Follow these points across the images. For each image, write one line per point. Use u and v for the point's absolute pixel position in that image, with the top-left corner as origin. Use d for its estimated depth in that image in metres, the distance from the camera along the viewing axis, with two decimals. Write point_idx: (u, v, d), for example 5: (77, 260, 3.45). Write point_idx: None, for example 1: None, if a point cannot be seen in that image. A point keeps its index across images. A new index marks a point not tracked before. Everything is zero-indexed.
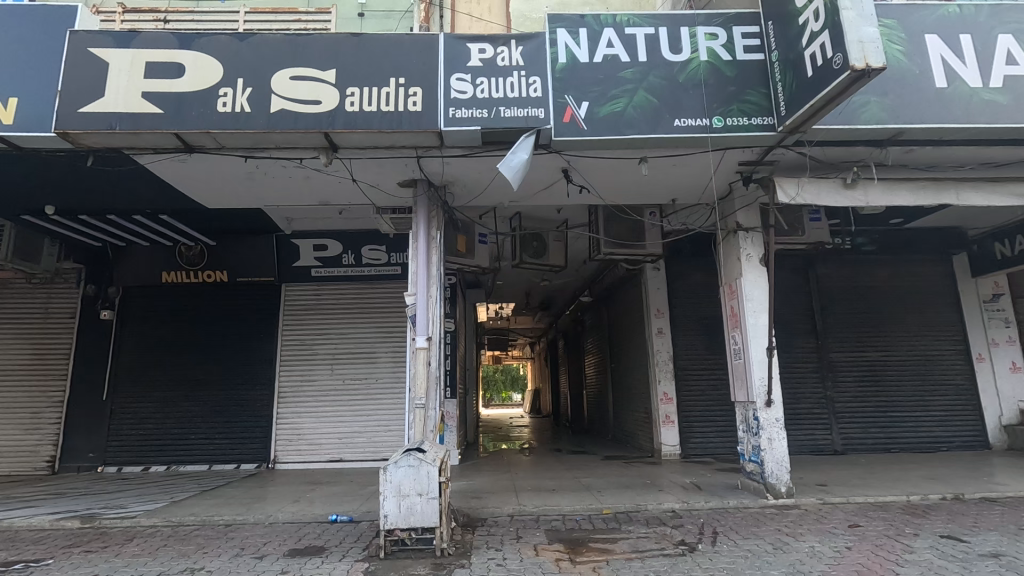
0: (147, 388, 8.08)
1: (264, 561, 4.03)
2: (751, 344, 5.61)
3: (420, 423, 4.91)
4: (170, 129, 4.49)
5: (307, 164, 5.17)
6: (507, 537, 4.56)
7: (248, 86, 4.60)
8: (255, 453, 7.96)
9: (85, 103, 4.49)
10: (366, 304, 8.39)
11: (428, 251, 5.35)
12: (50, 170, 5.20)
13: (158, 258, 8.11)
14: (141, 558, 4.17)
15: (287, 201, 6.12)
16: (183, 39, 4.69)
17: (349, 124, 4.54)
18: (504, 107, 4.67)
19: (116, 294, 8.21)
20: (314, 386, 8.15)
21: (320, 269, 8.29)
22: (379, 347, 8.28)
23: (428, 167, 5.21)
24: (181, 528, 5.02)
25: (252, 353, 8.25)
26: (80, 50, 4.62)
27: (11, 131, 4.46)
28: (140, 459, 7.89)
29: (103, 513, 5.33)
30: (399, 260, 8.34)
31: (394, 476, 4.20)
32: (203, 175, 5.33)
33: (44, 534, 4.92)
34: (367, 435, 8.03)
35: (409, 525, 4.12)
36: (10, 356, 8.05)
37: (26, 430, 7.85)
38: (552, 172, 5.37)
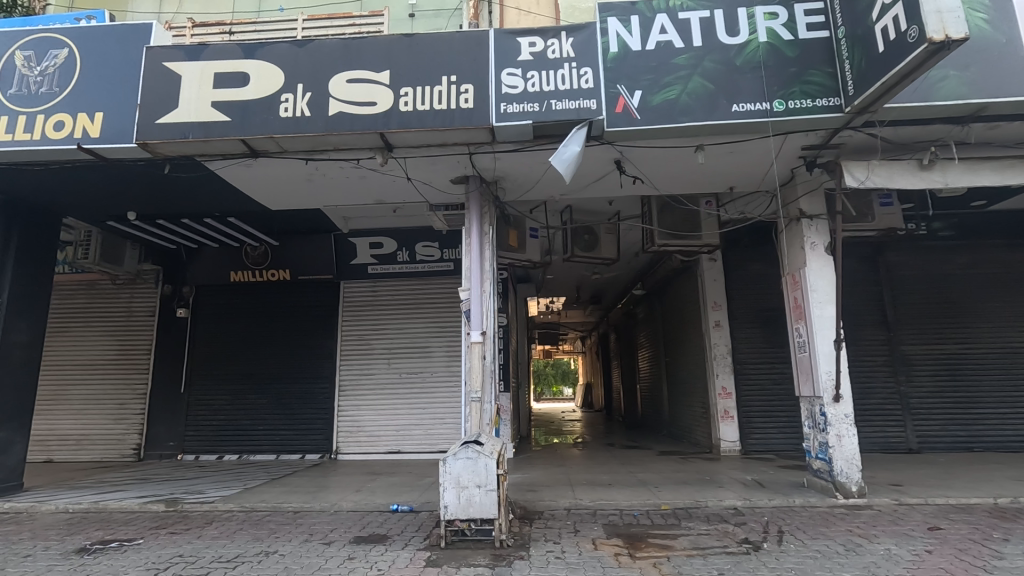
0: (219, 381, 8.57)
1: (331, 547, 4.21)
2: (817, 337, 5.37)
3: (477, 416, 4.99)
4: (238, 136, 4.73)
5: (363, 165, 5.32)
6: (565, 530, 4.57)
7: (308, 91, 4.77)
8: (318, 444, 8.31)
9: (162, 115, 4.79)
10: (421, 300, 8.57)
11: (480, 247, 5.38)
12: (132, 178, 5.58)
13: (226, 259, 8.59)
14: (220, 541, 4.44)
15: (345, 201, 6.33)
16: (247, 49, 4.92)
17: (403, 123, 4.64)
18: (555, 100, 4.65)
19: (190, 293, 8.74)
20: (372, 380, 8.42)
21: (376, 266, 8.53)
22: (433, 342, 8.44)
23: (480, 163, 5.27)
24: (253, 513, 5.31)
25: (314, 348, 8.59)
26: (155, 65, 4.93)
27: (97, 143, 4.83)
28: (215, 448, 8.40)
29: (184, 498, 5.71)
30: (451, 256, 8.47)
31: (453, 467, 4.28)
32: (268, 178, 5.59)
33: (134, 516, 5.32)
34: (423, 428, 8.21)
35: (469, 516, 4.20)
36: (99, 352, 8.71)
37: (114, 420, 8.48)
38: (605, 163, 5.31)
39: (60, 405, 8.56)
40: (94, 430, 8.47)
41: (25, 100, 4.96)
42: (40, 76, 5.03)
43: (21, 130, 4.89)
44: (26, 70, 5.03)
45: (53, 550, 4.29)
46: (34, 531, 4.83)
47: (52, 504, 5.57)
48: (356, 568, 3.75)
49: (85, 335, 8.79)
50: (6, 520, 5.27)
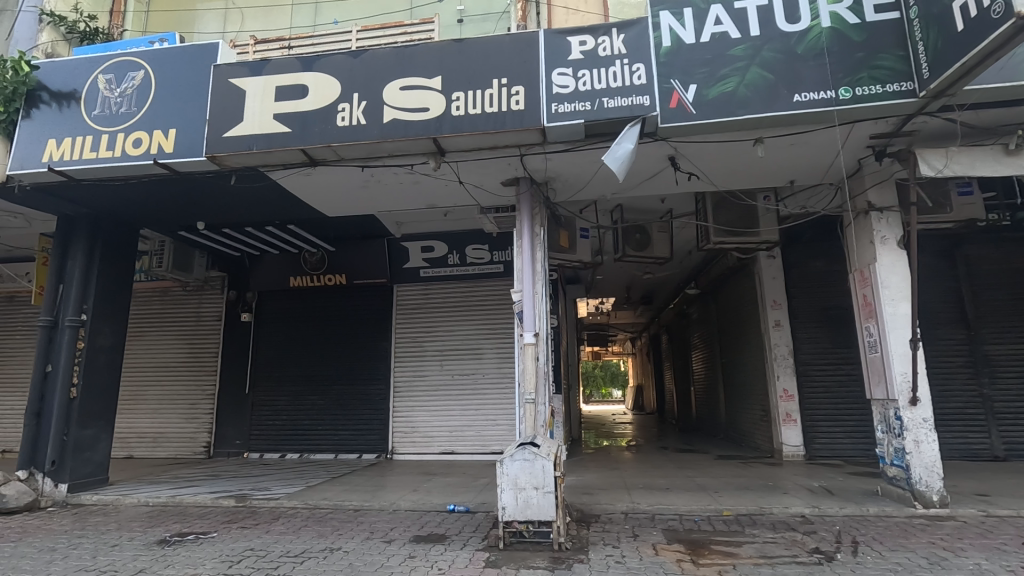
0: (281, 382, 8.93)
1: (392, 546, 4.29)
2: (890, 336, 5.06)
3: (531, 417, 4.99)
4: (298, 146, 4.91)
5: (417, 170, 5.42)
6: (623, 535, 4.49)
7: (363, 99, 4.90)
8: (374, 443, 8.51)
9: (228, 128, 5.04)
10: (472, 302, 8.64)
11: (532, 247, 5.37)
12: (201, 190, 5.88)
13: (287, 265, 8.95)
14: (288, 536, 4.61)
15: (398, 206, 6.46)
16: (306, 62, 5.10)
17: (456, 127, 4.70)
18: (607, 98, 4.59)
19: (253, 298, 9.14)
20: (425, 381, 8.56)
21: (428, 269, 8.67)
22: (485, 344, 8.50)
23: (531, 165, 5.27)
24: (317, 510, 5.49)
25: (369, 350, 8.82)
26: (222, 81, 5.19)
27: (171, 157, 5.12)
28: (278, 447, 8.75)
29: (252, 494, 5.97)
30: (501, 258, 8.51)
31: (510, 469, 4.28)
32: (326, 186, 5.78)
33: (207, 510, 5.60)
34: (476, 429, 8.27)
35: (527, 518, 4.19)
36: (172, 355, 9.23)
37: (186, 419, 8.97)
38: (658, 160, 5.20)
39: (138, 405, 9.13)
40: (168, 428, 8.99)
41: (107, 120, 5.32)
42: (120, 97, 5.39)
43: (103, 148, 5.25)
44: (108, 92, 5.40)
45: (137, 540, 4.57)
46: (120, 522, 5.16)
47: (134, 498, 5.94)
48: (417, 567, 3.81)
49: (159, 339, 9.34)
50: (95, 511, 5.65)
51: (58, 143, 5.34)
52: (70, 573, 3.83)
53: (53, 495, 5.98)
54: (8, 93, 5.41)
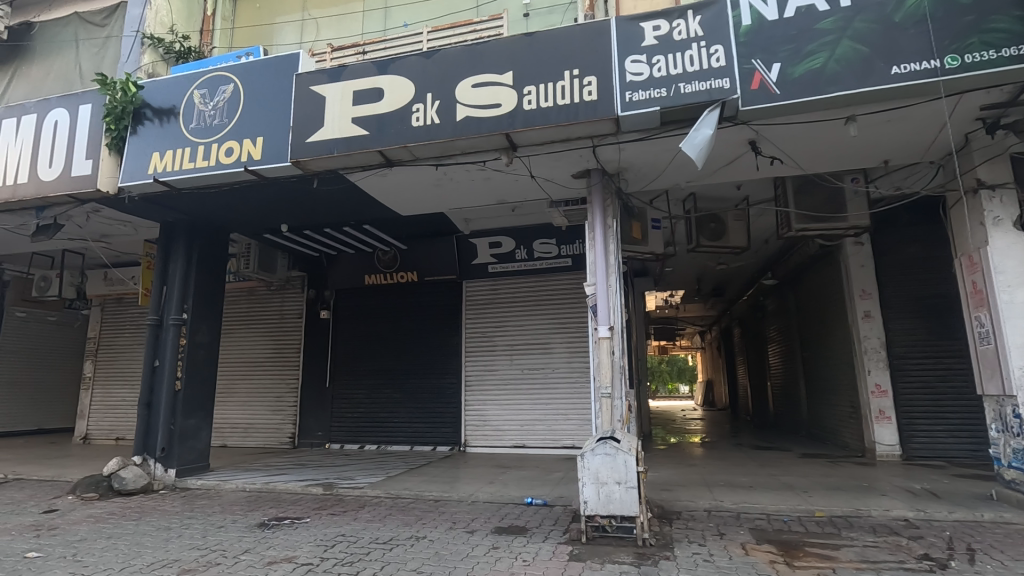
0: (359, 377, 9.30)
1: (476, 536, 4.38)
2: (1006, 325, 4.63)
3: (607, 412, 4.94)
4: (377, 148, 5.08)
5: (489, 166, 5.48)
6: (708, 533, 4.35)
7: (437, 99, 4.99)
8: (447, 436, 8.71)
9: (311, 134, 5.29)
10: (540, 297, 8.64)
11: (605, 240, 5.28)
12: (286, 194, 6.20)
13: (361, 264, 9.29)
14: (375, 523, 4.81)
15: (469, 203, 6.55)
16: (381, 66, 5.26)
17: (528, 121, 4.70)
18: (684, 83, 4.44)
19: (330, 296, 9.58)
20: (495, 375, 8.65)
21: (496, 265, 8.74)
22: (554, 338, 8.48)
23: (603, 155, 5.18)
24: (399, 500, 5.68)
25: (441, 345, 9.02)
26: (304, 89, 5.44)
27: (260, 164, 5.43)
28: (357, 439, 9.13)
29: (338, 483, 6.27)
30: (569, 252, 8.44)
31: (591, 463, 4.27)
32: (401, 185, 5.95)
33: (298, 496, 5.94)
34: (547, 423, 8.27)
35: (609, 512, 4.17)
36: (260, 350, 9.82)
37: (272, 411, 9.52)
38: (737, 145, 4.99)
39: (231, 397, 9.80)
40: (257, 420, 9.58)
41: (203, 132, 5.71)
42: (213, 110, 5.76)
43: (200, 158, 5.64)
44: (203, 106, 5.80)
45: (240, 523, 4.90)
46: (223, 505, 5.58)
47: (233, 483, 6.39)
48: (502, 558, 3.86)
49: (248, 336, 9.96)
50: (200, 495, 6.13)
51: (161, 155, 5.79)
52: (185, 550, 4.17)
53: (164, 479, 6.56)
54: (117, 112, 5.91)
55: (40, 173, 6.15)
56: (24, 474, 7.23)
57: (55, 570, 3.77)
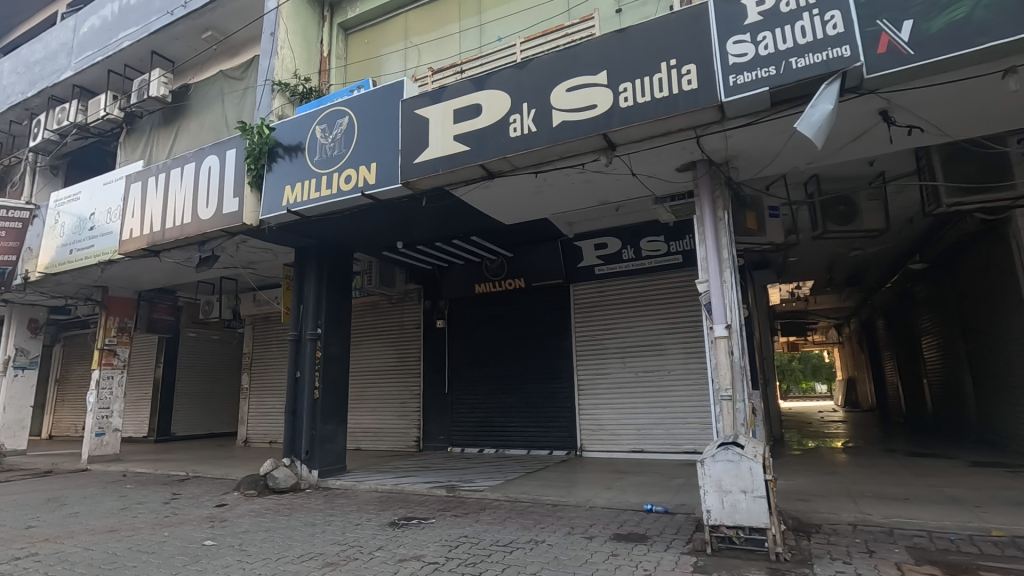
0: (474, 382, 9.63)
1: (595, 542, 4.34)
2: None
3: (729, 415, 4.64)
4: (478, 162, 5.26)
5: (588, 168, 5.44)
6: (855, 549, 3.92)
7: (532, 108, 5.06)
8: (563, 440, 8.72)
9: (418, 155, 5.61)
10: (649, 297, 8.37)
11: (716, 234, 5.00)
12: (399, 213, 6.62)
13: (471, 273, 9.65)
14: (495, 526, 4.95)
15: (570, 206, 6.54)
16: (477, 82, 5.44)
17: (625, 119, 4.61)
18: (795, 58, 4.09)
19: (444, 306, 10.03)
20: (608, 379, 8.52)
21: (603, 266, 8.62)
22: (668, 339, 8.17)
23: (709, 145, 4.92)
24: (517, 503, 5.78)
25: (551, 350, 9.08)
26: (409, 113, 5.79)
27: (374, 188, 5.86)
28: (476, 442, 9.45)
29: (460, 485, 6.52)
30: (679, 248, 8.08)
31: (713, 470, 4.08)
32: (504, 195, 6.11)
33: (424, 498, 6.28)
34: (665, 427, 7.97)
35: (735, 522, 3.93)
36: (384, 359, 10.55)
37: (398, 416, 10.18)
38: (865, 117, 4.49)
39: (362, 404, 10.63)
40: (386, 424, 10.29)
41: (325, 163, 6.29)
42: (332, 142, 6.32)
43: (324, 187, 6.22)
44: (324, 139, 6.39)
45: (374, 521, 5.29)
46: (359, 504, 6.06)
47: (367, 484, 6.92)
48: (621, 565, 3.79)
49: (374, 346, 10.74)
50: (340, 494, 6.71)
51: (292, 188, 6.46)
52: (328, 545, 4.58)
53: (309, 479, 7.26)
54: (256, 153, 6.75)
55: (198, 212, 7.16)
56: (201, 472, 8.41)
57: (226, 557, 4.34)
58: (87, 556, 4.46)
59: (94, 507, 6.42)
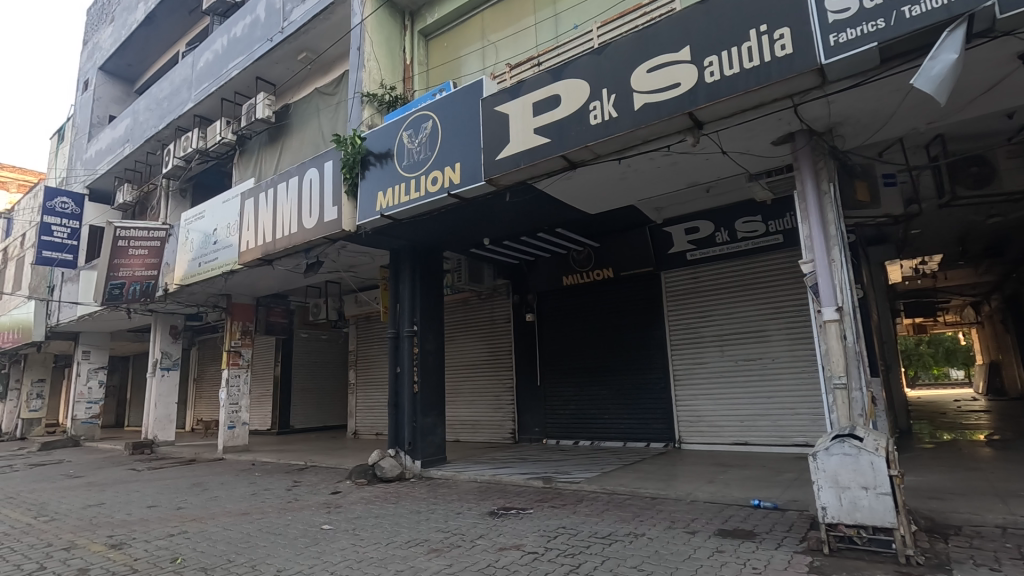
0: (567, 374, 9.62)
1: (698, 537, 4.18)
2: None
3: (844, 406, 4.28)
4: (560, 153, 5.23)
5: (674, 149, 5.22)
6: (1005, 555, 3.47)
7: (613, 93, 4.94)
8: (660, 432, 8.48)
9: (499, 151, 5.68)
10: (748, 281, 7.90)
11: (822, 210, 4.60)
12: (485, 210, 6.75)
13: (558, 266, 9.63)
14: (593, 518, 4.92)
15: (657, 190, 6.31)
16: (555, 73, 5.39)
17: (712, 95, 4.36)
18: (908, 6, 3.66)
19: (533, 300, 10.09)
20: (706, 368, 8.16)
21: (694, 252, 8.24)
22: (770, 325, 7.67)
23: (809, 113, 4.53)
24: (615, 496, 5.71)
25: (644, 339, 8.85)
26: (490, 111, 5.88)
27: (460, 187, 6.01)
28: (571, 434, 9.45)
29: (556, 477, 6.56)
30: (779, 228, 7.50)
31: (827, 464, 3.78)
32: (587, 185, 6.02)
33: (522, 489, 6.38)
34: (771, 419, 7.49)
35: (856, 521, 3.62)
36: (477, 354, 10.82)
37: (493, 409, 10.42)
38: (1000, 63, 3.93)
39: (459, 397, 11.00)
40: (481, 417, 10.57)
41: (412, 167, 6.55)
42: (418, 146, 6.56)
43: (412, 190, 6.47)
44: (410, 144, 6.65)
45: (474, 510, 5.46)
46: (460, 494, 6.27)
47: (466, 474, 7.16)
48: (728, 562, 3.62)
49: (467, 342, 11.04)
50: (442, 484, 6.99)
51: (384, 194, 6.79)
52: (433, 532, 4.80)
53: (413, 469, 7.63)
54: (350, 162, 7.19)
55: (303, 222, 7.74)
56: (317, 462, 9.12)
57: (341, 540, 4.68)
58: (226, 535, 5.00)
59: (230, 492, 7.18)
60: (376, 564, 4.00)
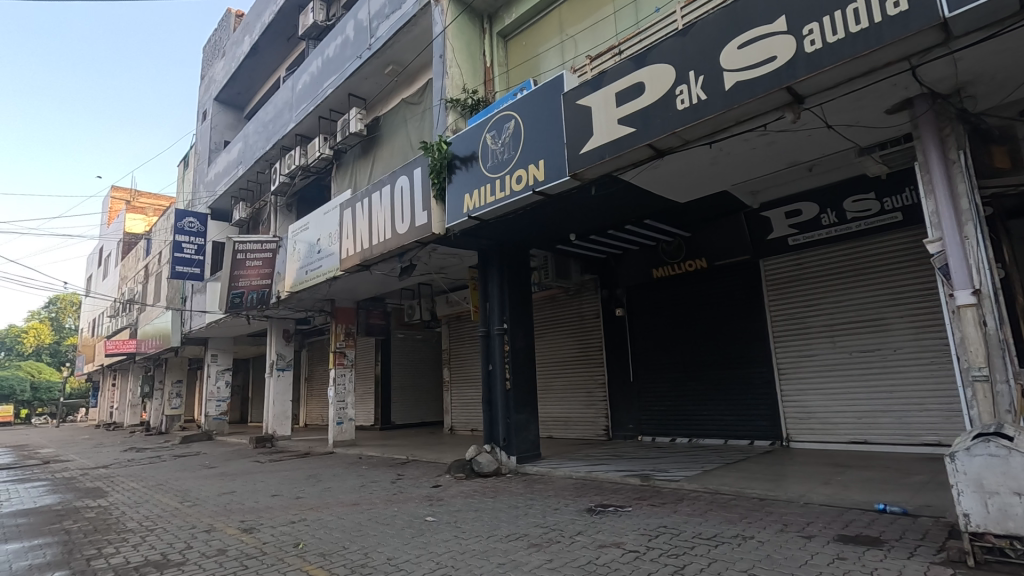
0: (660, 370, 9.35)
1: (814, 542, 3.89)
2: None
3: (986, 400, 3.81)
4: (646, 142, 5.08)
5: (771, 128, 4.89)
6: None
7: (700, 74, 4.71)
8: (765, 430, 8.00)
9: (583, 145, 5.62)
10: (861, 266, 7.24)
11: (950, 182, 4.12)
12: (570, 206, 6.71)
13: (648, 258, 9.39)
14: (696, 518, 4.73)
15: (753, 173, 5.94)
16: (637, 60, 5.23)
17: (814, 65, 4.02)
18: None
19: (622, 294, 9.91)
20: (815, 361, 7.59)
21: (797, 236, 7.68)
22: (890, 312, 6.97)
23: (930, 75, 4.06)
24: (718, 496, 5.46)
25: (743, 331, 8.39)
26: (572, 105, 5.83)
27: (544, 184, 6.02)
28: (667, 431, 9.18)
29: (654, 475, 6.39)
30: (896, 204, 6.79)
31: (968, 467, 3.37)
32: (676, 173, 5.80)
33: (619, 486, 6.28)
34: (894, 415, 6.82)
35: (1008, 532, 3.20)
36: (567, 350, 10.79)
37: (586, 406, 10.34)
38: None
39: (550, 394, 11.03)
40: (574, 413, 10.53)
41: (496, 167, 6.66)
42: (502, 146, 6.65)
43: (498, 190, 6.57)
44: (494, 145, 6.76)
45: (571, 507, 5.45)
46: (556, 490, 6.29)
47: (561, 471, 7.16)
48: (851, 571, 3.35)
49: (556, 338, 11.05)
50: (537, 480, 7.04)
51: (470, 196, 6.96)
52: (531, 527, 4.85)
53: (509, 465, 7.76)
54: (438, 167, 7.46)
55: (396, 228, 8.11)
56: (418, 456, 9.54)
57: (444, 531, 4.86)
58: (340, 524, 5.37)
59: (341, 483, 7.70)
60: (479, 557, 4.11)
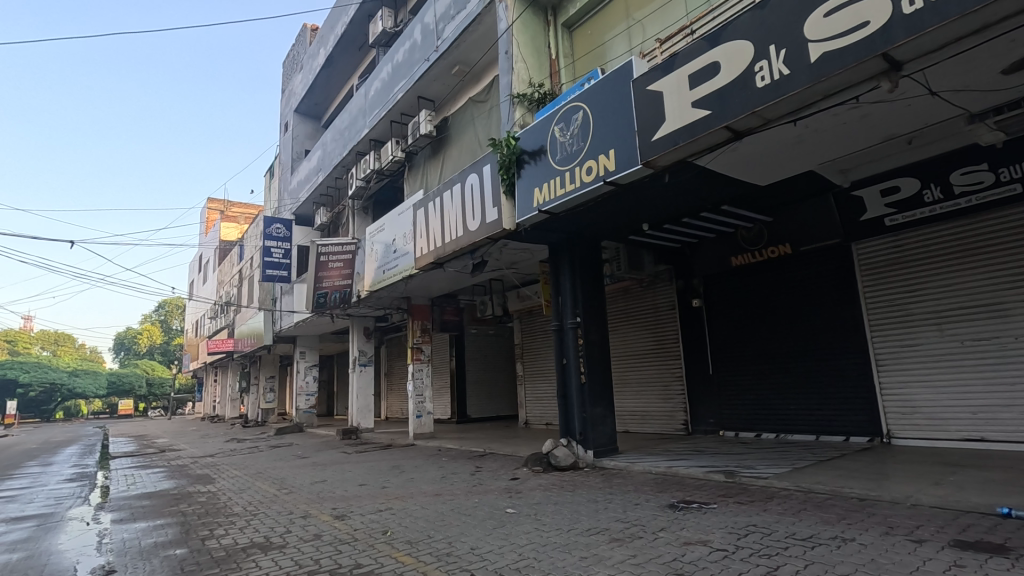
0: (743, 362, 8.96)
1: (926, 547, 3.58)
2: None
3: None
4: (723, 124, 4.84)
5: (864, 99, 4.52)
6: None
7: (782, 48, 4.43)
8: (863, 425, 7.46)
9: (655, 132, 5.46)
10: (973, 246, 6.56)
11: None
12: (643, 195, 6.53)
13: (727, 246, 9.00)
14: (789, 517, 4.48)
15: (844, 149, 5.53)
16: (711, 39, 5.01)
17: (913, 28, 3.67)
18: None
19: (699, 284, 9.57)
20: (920, 352, 6.97)
21: (895, 216, 7.07)
22: (1010, 297, 6.27)
23: None
24: (812, 495, 5.15)
25: (834, 320, 7.85)
26: (642, 91, 5.67)
27: (615, 174, 5.90)
28: (752, 426, 8.79)
29: (740, 472, 6.12)
30: (1015, 174, 6.10)
31: None
32: (757, 154, 5.50)
33: (702, 482, 6.07)
34: (1016, 410, 6.14)
35: None
36: (643, 343, 10.56)
37: (663, 400, 10.08)
38: None
39: (625, 388, 10.84)
40: (651, 407, 10.30)
41: (566, 160, 6.60)
42: (571, 138, 6.58)
43: (568, 183, 6.51)
44: (563, 137, 6.70)
45: (653, 502, 5.34)
46: (635, 485, 6.19)
47: (640, 466, 7.03)
48: None
49: (630, 331, 10.83)
50: (616, 474, 6.96)
51: (540, 190, 6.94)
52: (612, 521, 4.79)
53: (586, 459, 7.72)
54: (507, 163, 7.51)
55: (468, 225, 8.23)
56: (494, 449, 9.70)
57: (525, 524, 4.91)
58: (424, 513, 5.56)
59: (423, 475, 7.98)
60: (561, 549, 4.12)
